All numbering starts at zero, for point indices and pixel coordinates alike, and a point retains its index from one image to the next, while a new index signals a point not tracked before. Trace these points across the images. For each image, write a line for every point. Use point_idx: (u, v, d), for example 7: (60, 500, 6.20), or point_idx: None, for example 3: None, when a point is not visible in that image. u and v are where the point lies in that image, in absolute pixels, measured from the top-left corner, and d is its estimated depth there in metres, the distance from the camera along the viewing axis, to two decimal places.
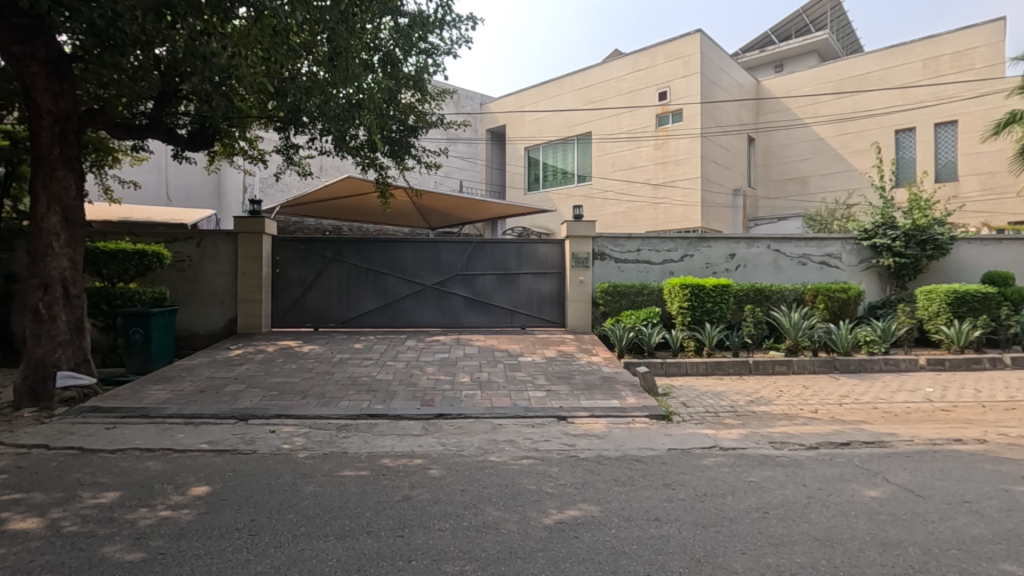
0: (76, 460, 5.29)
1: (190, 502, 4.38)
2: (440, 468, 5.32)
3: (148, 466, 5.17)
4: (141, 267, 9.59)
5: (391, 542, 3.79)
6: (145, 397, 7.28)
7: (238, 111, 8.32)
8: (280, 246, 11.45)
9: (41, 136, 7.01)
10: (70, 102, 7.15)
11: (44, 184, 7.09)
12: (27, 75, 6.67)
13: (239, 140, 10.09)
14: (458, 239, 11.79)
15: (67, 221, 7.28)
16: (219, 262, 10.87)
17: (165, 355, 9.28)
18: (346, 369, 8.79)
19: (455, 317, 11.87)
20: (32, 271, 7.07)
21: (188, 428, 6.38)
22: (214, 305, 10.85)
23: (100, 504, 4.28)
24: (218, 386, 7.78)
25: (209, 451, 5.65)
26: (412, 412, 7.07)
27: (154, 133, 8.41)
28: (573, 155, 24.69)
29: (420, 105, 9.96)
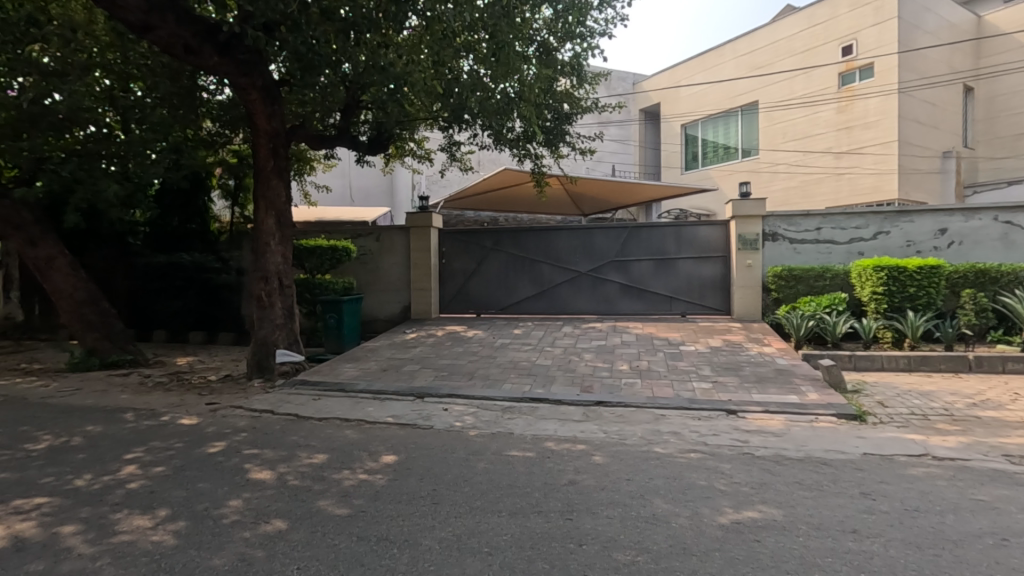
0: (294, 424, 6.27)
1: (382, 468, 4.93)
2: (603, 456, 5.30)
3: (347, 434, 5.94)
4: (333, 261, 11.15)
5: (560, 523, 3.87)
6: (341, 374, 8.37)
7: (409, 114, 9.10)
8: (444, 238, 12.30)
9: (260, 152, 8.32)
10: (279, 122, 8.35)
11: (263, 193, 8.44)
12: (249, 102, 7.89)
13: (409, 142, 11.01)
14: (613, 225, 11.59)
15: (279, 222, 8.58)
16: (394, 255, 12.00)
17: (354, 337, 10.56)
18: (507, 354, 9.18)
19: (610, 305, 11.72)
20: (256, 266, 8.47)
21: (375, 402, 7.19)
22: (390, 294, 12.02)
23: (314, 463, 5.02)
24: (397, 366, 8.66)
25: (393, 424, 6.31)
26: (572, 397, 7.15)
27: (342, 142, 9.51)
28: (737, 128, 22.77)
29: (575, 91, 9.97)
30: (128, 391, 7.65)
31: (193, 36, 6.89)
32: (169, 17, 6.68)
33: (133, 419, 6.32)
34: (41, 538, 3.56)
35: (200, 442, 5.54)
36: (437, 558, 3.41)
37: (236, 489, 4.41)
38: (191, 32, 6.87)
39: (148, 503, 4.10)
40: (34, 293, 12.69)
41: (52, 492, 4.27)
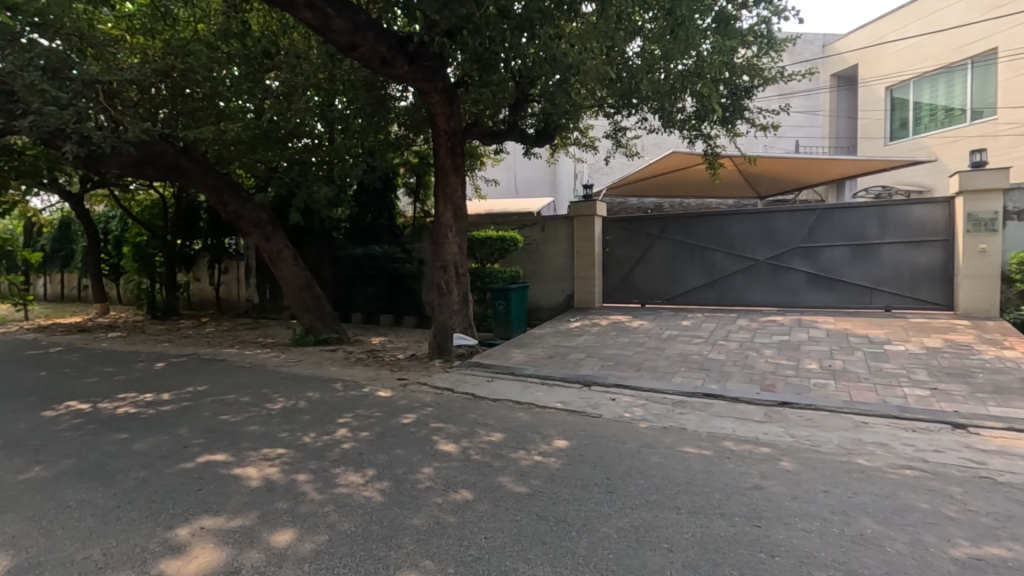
0: (472, 403, 6.75)
1: (555, 452, 5.06)
2: (792, 462, 4.81)
3: (519, 416, 6.22)
4: (502, 251, 11.64)
5: (747, 530, 3.60)
6: (511, 358, 8.78)
7: (575, 103, 9.09)
8: (608, 226, 12.14)
9: (440, 151, 9.02)
10: (456, 121, 8.96)
11: (442, 189, 9.14)
12: (431, 105, 8.58)
13: (574, 131, 11.07)
14: (798, 207, 10.43)
15: (456, 215, 9.24)
16: (558, 244, 12.16)
17: (521, 324, 11.00)
18: (675, 346, 8.80)
19: (794, 296, 10.60)
20: (436, 256, 9.23)
21: (544, 387, 7.40)
22: (554, 282, 12.21)
23: (492, 441, 5.34)
24: (563, 354, 8.82)
25: (562, 410, 6.44)
26: (752, 396, 6.61)
27: (511, 136, 9.88)
28: (965, 86, 18.81)
29: (757, 61, 9.10)
30: (337, 365, 8.90)
31: (387, 50, 7.57)
32: (370, 35, 7.40)
33: (342, 388, 7.35)
34: (283, 482, 4.30)
35: (394, 413, 6.22)
36: (616, 547, 3.40)
37: (428, 458, 4.87)
38: (387, 45, 7.56)
39: (359, 462, 4.72)
40: (266, 281, 15.30)
41: (288, 445, 5.13)
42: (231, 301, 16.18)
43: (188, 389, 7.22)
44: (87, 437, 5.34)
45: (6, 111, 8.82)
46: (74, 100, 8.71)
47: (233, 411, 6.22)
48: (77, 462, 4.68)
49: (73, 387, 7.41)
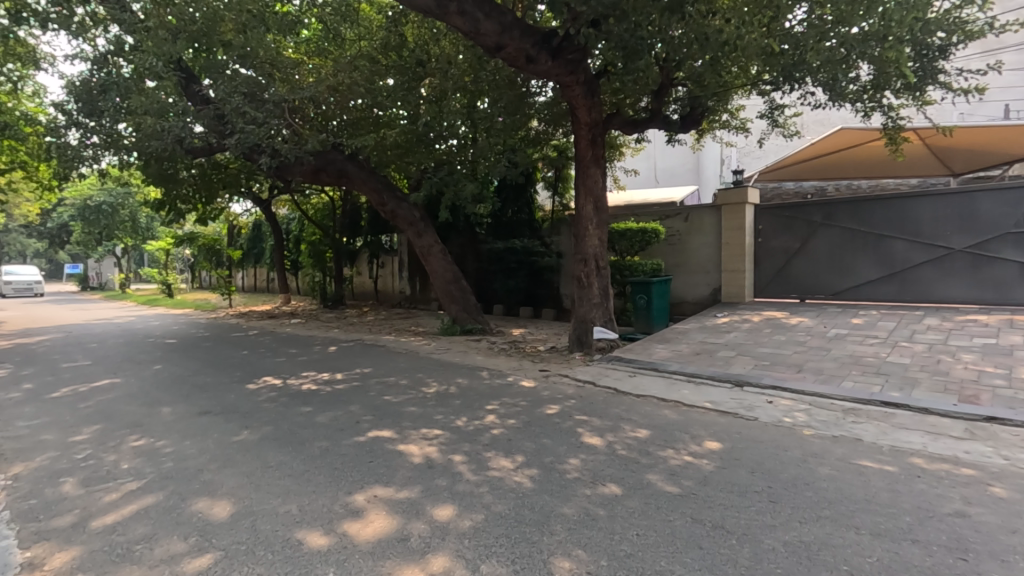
0: (615, 398, 6.66)
1: (707, 454, 4.80)
2: (1007, 489, 4.04)
3: (666, 413, 6.00)
4: (643, 242, 11.29)
5: (949, 562, 3.10)
6: (653, 354, 8.51)
7: (726, 83, 8.62)
8: (762, 214, 11.19)
9: (580, 143, 9.00)
10: (597, 112, 8.88)
11: (583, 181, 9.10)
12: (572, 97, 8.60)
13: (724, 113, 10.35)
14: (1010, 185, 8.81)
15: (596, 208, 9.15)
16: (704, 234, 11.48)
17: (663, 319, 10.60)
18: (844, 346, 7.86)
19: (1001, 291, 8.96)
20: (576, 249, 9.24)
21: (691, 385, 7.06)
22: (700, 275, 11.55)
23: (639, 437, 5.22)
24: (711, 351, 8.33)
25: (713, 410, 6.09)
26: (947, 407, 5.66)
27: (655, 123, 9.50)
28: None
29: (959, 14, 7.69)
30: (482, 354, 9.35)
31: (532, 47, 7.73)
32: (516, 33, 7.57)
33: (488, 377, 7.70)
34: (441, 461, 4.62)
35: (539, 403, 6.36)
36: (784, 561, 3.13)
37: (574, 449, 4.90)
38: (532, 42, 7.71)
39: (508, 448, 4.90)
40: (416, 273, 16.59)
41: (443, 427, 5.50)
42: (387, 292, 17.80)
43: (356, 371, 8.08)
44: (281, 408, 6.22)
45: (218, 130, 10.52)
46: (268, 118, 10.16)
47: (395, 393, 6.83)
48: (275, 428, 5.48)
49: (268, 365, 8.68)
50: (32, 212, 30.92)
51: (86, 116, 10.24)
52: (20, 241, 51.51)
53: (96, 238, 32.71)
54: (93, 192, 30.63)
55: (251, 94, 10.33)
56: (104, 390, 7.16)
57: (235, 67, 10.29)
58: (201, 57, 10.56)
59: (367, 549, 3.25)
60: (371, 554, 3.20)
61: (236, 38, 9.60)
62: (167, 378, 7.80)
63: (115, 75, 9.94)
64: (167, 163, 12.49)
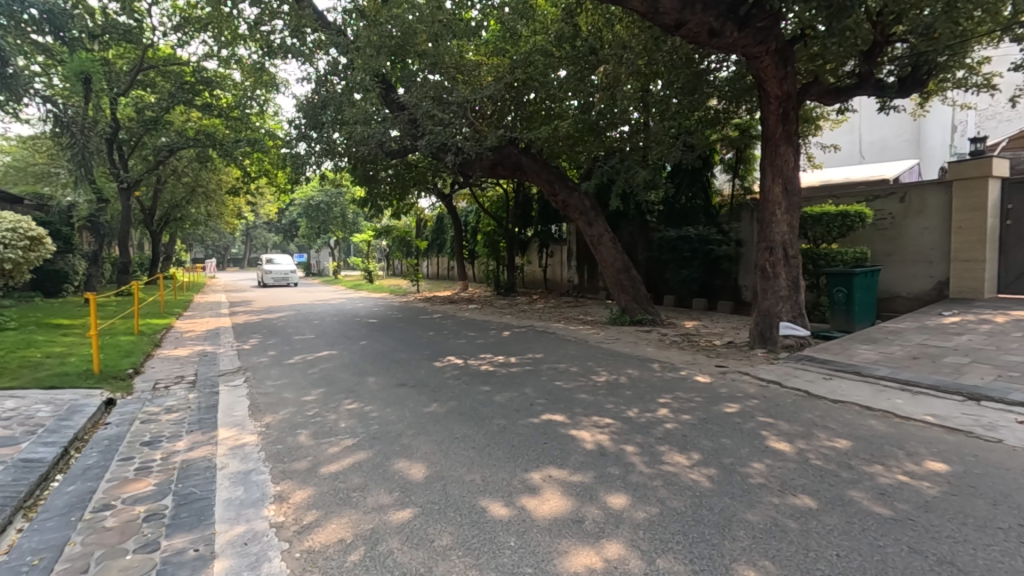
0: (807, 401, 5.99)
1: (929, 475, 4.08)
2: None
3: (872, 424, 5.22)
4: (844, 228, 9.89)
5: None
6: (855, 355, 7.46)
7: (965, 32, 7.24)
8: (1011, 190, 9.07)
9: (769, 119, 8.18)
10: (791, 83, 7.99)
11: (771, 160, 8.28)
12: (761, 69, 7.85)
13: (958, 69, 8.56)
14: None
15: (786, 190, 8.25)
16: (926, 217, 9.68)
17: (867, 315, 9.22)
18: None
19: None
20: (761, 236, 8.45)
21: (906, 394, 6.05)
22: (920, 265, 9.77)
23: (837, 448, 4.63)
24: (934, 355, 7.02)
25: (937, 426, 5.14)
26: None
27: (864, 89, 8.21)
28: None
29: None
30: (652, 346, 9.10)
31: (717, 19, 7.19)
32: (698, 8, 7.08)
33: (660, 369, 7.48)
34: (614, 450, 4.63)
35: (716, 401, 6.00)
36: None
37: (758, 453, 4.53)
38: (716, 15, 7.18)
39: (683, 444, 4.72)
40: (585, 262, 16.80)
41: (614, 417, 5.49)
42: (556, 281, 18.26)
43: (529, 356, 8.46)
44: (464, 386, 6.77)
45: (410, 133, 11.69)
46: (453, 118, 11.02)
47: (566, 379, 7.01)
48: (459, 404, 5.99)
49: (452, 345, 9.50)
50: (272, 211, 37.70)
51: (311, 128, 12.09)
52: (264, 235, 63.18)
53: (316, 231, 38.70)
54: (315, 193, 36.77)
55: (439, 97, 11.27)
56: (325, 360, 8.51)
57: (425, 74, 11.35)
58: (397, 70, 11.79)
59: (544, 525, 3.41)
60: (550, 530, 3.35)
61: (429, 47, 10.84)
62: (371, 352, 9.00)
63: (331, 92, 11.56)
64: (369, 166, 14.30)
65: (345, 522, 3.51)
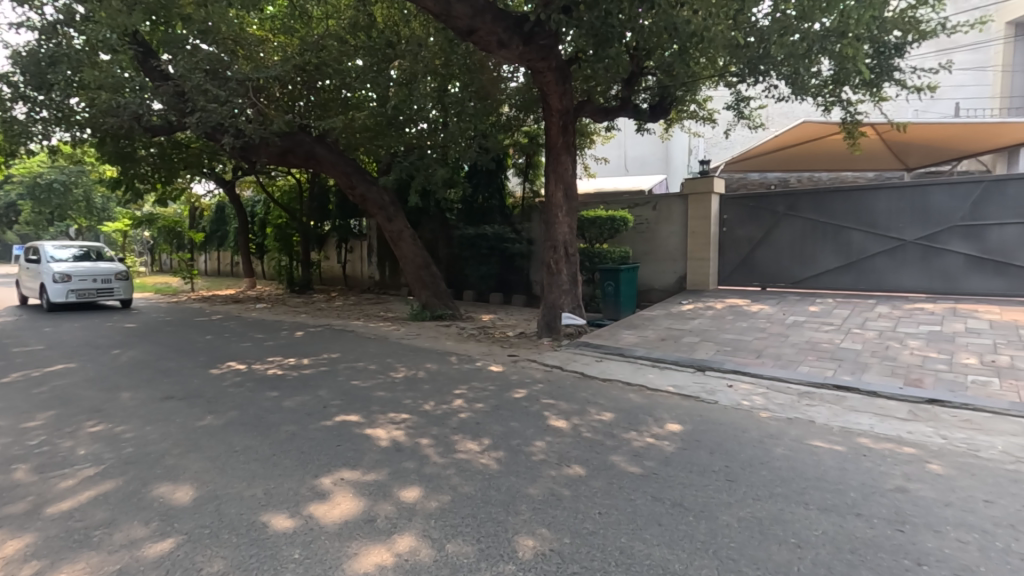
0: (582, 382, 6.80)
1: (668, 435, 4.96)
2: (944, 466, 4.28)
3: (631, 397, 6.15)
4: (612, 230, 11.46)
5: (889, 534, 3.29)
6: (621, 339, 8.69)
7: (694, 74, 8.89)
8: (727, 204, 11.50)
9: (552, 129, 9.03)
10: (569, 99, 8.92)
11: (553, 167, 9.15)
12: (544, 84, 8.61)
13: (691, 104, 10.56)
14: (959, 178, 9.31)
15: (566, 195, 9.19)
16: (672, 223, 11.70)
17: (631, 305, 10.79)
18: (802, 333, 8.17)
19: (950, 281, 9.50)
20: (547, 235, 9.29)
21: (656, 369, 7.27)
22: (667, 263, 11.79)
23: (604, 420, 5.35)
24: (677, 336, 8.57)
25: (675, 394, 6.28)
26: (892, 391, 5.99)
27: (625, 112, 9.60)
28: None
29: (914, 12, 8.11)
30: (452, 339, 9.37)
31: (504, 31, 7.68)
32: (488, 17, 7.51)
33: (457, 361, 7.76)
34: (409, 444, 4.66)
35: (507, 387, 6.45)
36: (738, 536, 3.27)
37: (540, 432, 4.99)
38: (504, 27, 7.67)
39: (475, 432, 4.96)
40: (386, 259, 16.54)
41: (411, 411, 5.53)
42: (356, 277, 17.66)
43: (324, 356, 8.02)
44: (247, 393, 6.14)
45: (178, 109, 10.15)
46: (231, 96, 9.88)
47: (363, 377, 6.82)
48: (241, 413, 5.41)
49: (234, 350, 8.48)
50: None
51: (35, 89, 9.71)
52: None
53: (47, 217, 31.11)
54: (44, 170, 29.45)
55: (214, 71, 10.01)
56: (60, 376, 6.91)
57: (195, 43, 10.03)
58: (158, 31, 10.19)
59: (333, 530, 3.28)
60: (339, 535, 3.24)
61: (197, 11, 9.36)
62: (127, 363, 7.57)
63: (64, 47, 9.40)
64: (123, 141, 12.02)
65: (82, 568, 2.91)
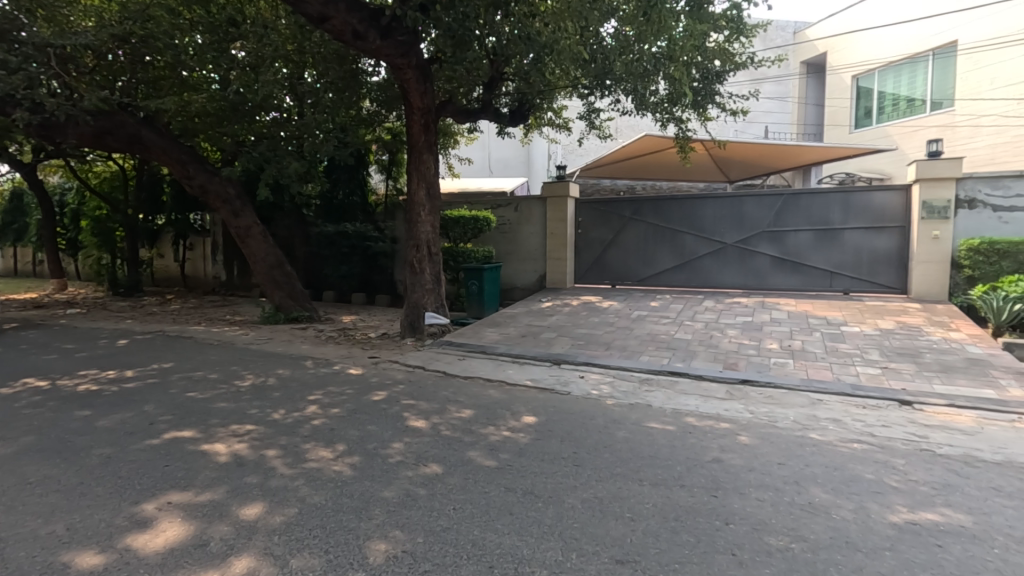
0: (444, 380, 6.83)
1: (524, 428, 5.17)
2: (750, 436, 5.01)
3: (491, 393, 6.31)
4: (475, 230, 11.65)
5: (705, 499, 3.76)
6: (484, 337, 8.87)
7: (550, 83, 9.35)
8: (581, 208, 12.30)
9: (413, 128, 8.92)
10: (430, 98, 8.87)
11: (415, 166, 9.04)
12: (404, 81, 8.46)
13: (548, 112, 11.11)
14: (766, 192, 10.90)
15: (429, 194, 9.14)
16: (532, 224, 12.20)
17: (494, 303, 11.06)
18: (645, 326, 9.02)
19: (760, 279, 11.10)
20: (409, 234, 9.16)
21: (515, 365, 7.54)
22: (528, 262, 12.29)
23: (463, 417, 5.42)
24: (536, 332, 8.97)
25: (533, 387, 6.57)
26: (714, 374, 6.87)
27: (485, 114, 9.82)
28: (926, 76, 19.37)
29: (729, 46, 9.41)
30: (308, 343, 8.85)
31: (359, 23, 7.45)
32: (341, 6, 7.26)
33: (313, 366, 7.34)
34: (253, 457, 4.31)
35: (366, 390, 6.26)
36: (581, 516, 3.52)
37: (398, 433, 4.91)
38: (359, 18, 7.43)
39: (329, 438, 4.75)
40: (233, 257, 15.09)
41: (257, 422, 5.12)
42: (196, 277, 15.93)
43: (153, 366, 7.10)
44: (49, 414, 5.23)
45: None
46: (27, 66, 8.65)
47: (201, 388, 6.16)
48: (39, 439, 4.60)
49: (32, 364, 7.16)
50: None
51: None
52: None
53: None
54: None
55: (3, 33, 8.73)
56: None
57: None
58: None
59: (155, 561, 2.93)
60: (161, 566, 2.90)
61: None
62: None
63: None
64: None
65: None
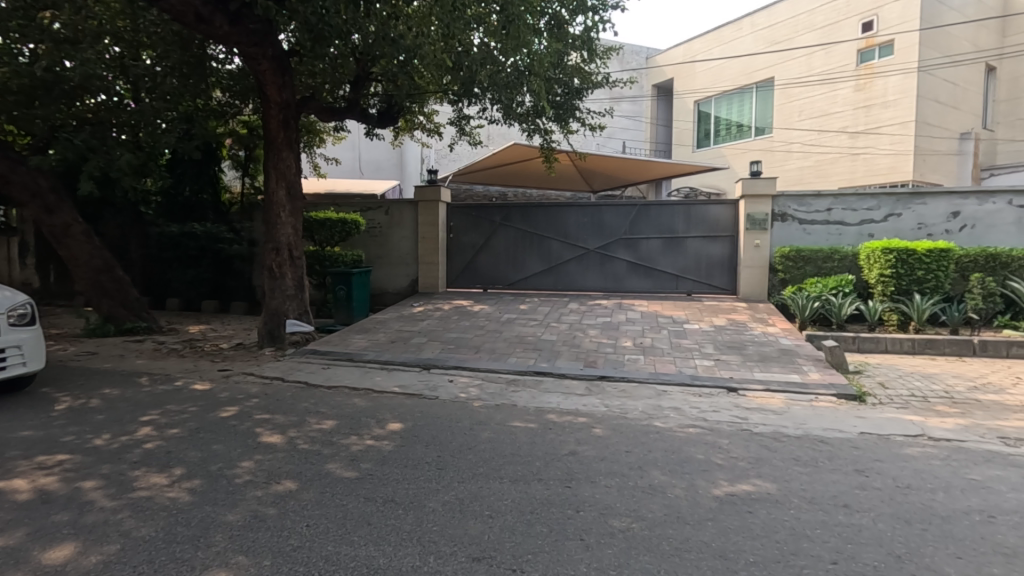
0: (305, 391, 6.47)
1: (388, 435, 5.08)
2: (603, 428, 5.40)
3: (355, 401, 6.11)
4: (342, 233, 11.22)
5: (560, 491, 3.99)
6: (350, 344, 8.56)
7: (418, 87, 9.30)
8: (453, 212, 12.40)
9: (271, 122, 8.36)
10: (289, 93, 8.36)
11: (274, 163, 8.48)
12: (260, 72, 7.89)
13: (418, 115, 11.04)
14: (622, 202, 11.80)
15: (289, 194, 8.60)
16: (403, 228, 12.04)
17: (363, 309, 10.70)
18: (513, 328, 9.32)
19: (617, 282, 12.01)
20: (268, 237, 8.56)
21: (383, 372, 7.37)
22: (399, 267, 12.10)
23: (323, 428, 5.19)
24: (406, 338, 8.85)
25: (400, 393, 6.48)
26: (575, 371, 7.31)
27: (351, 113, 9.46)
28: (752, 105, 22.36)
29: (585, 66, 10.12)
30: (145, 357, 7.88)
31: (203, 5, 6.88)
32: None
33: (149, 383, 6.55)
34: (64, 492, 3.73)
35: (214, 406, 5.73)
36: (441, 519, 3.55)
37: (248, 451, 4.57)
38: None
39: (164, 462, 4.28)
40: (49, 261, 12.97)
41: (73, 450, 4.45)
42: None
43: None
44: None
45: None
46: None
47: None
48: None
49: None
50: None
51: None
52: None
53: None
54: None
55: None
56: None
57: None
58: None
59: None
60: None
61: None
62: None
63: None
64: None
65: None
